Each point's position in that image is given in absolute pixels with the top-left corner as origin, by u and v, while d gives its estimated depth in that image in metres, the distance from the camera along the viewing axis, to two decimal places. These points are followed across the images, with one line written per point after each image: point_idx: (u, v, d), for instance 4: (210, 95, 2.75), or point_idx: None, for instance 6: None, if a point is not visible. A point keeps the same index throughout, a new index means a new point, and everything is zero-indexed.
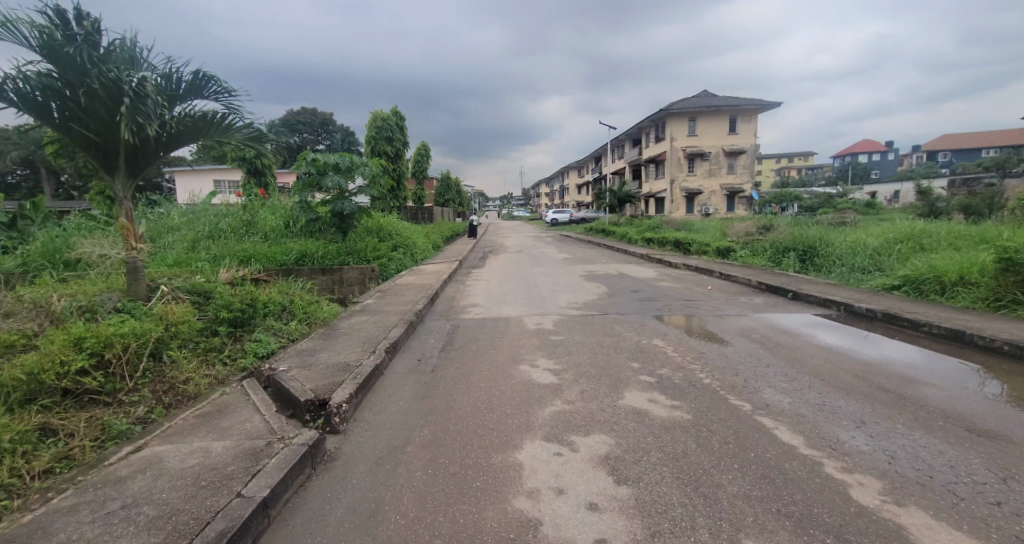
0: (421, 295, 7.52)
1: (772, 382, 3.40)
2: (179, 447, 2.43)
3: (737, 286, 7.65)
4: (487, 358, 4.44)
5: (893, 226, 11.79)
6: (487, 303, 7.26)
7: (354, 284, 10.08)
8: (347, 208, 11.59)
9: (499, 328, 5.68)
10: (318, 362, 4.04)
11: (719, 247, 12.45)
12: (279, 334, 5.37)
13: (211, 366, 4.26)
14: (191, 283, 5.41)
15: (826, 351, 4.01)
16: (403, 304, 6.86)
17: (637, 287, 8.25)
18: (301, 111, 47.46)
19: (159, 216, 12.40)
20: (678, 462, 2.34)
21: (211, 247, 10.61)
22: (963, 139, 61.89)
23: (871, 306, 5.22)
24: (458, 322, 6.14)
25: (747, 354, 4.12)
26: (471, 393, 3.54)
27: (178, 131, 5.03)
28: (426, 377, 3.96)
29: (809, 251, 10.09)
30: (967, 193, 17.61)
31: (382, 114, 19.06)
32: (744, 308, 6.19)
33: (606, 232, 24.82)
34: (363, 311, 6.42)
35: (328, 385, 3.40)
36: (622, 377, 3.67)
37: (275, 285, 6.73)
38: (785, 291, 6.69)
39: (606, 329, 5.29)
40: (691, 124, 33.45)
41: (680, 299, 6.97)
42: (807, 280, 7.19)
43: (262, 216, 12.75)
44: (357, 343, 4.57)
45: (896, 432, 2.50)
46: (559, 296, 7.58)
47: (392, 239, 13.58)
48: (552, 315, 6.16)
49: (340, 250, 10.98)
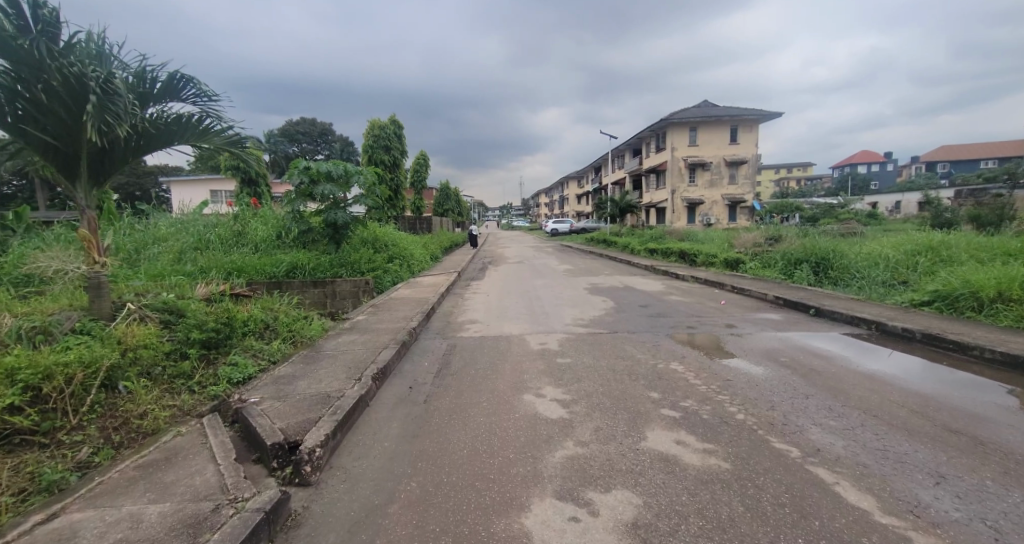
0: (416, 311, 7.06)
1: (816, 418, 2.93)
2: (102, 515, 1.95)
3: (752, 301, 7.20)
4: (486, 385, 3.96)
5: (907, 237, 11.39)
6: (487, 320, 6.80)
7: (347, 297, 9.77)
8: (340, 218, 11.21)
9: (499, 349, 5.20)
10: (294, 392, 3.57)
11: (727, 258, 12.04)
12: (258, 356, 4.93)
13: (176, 396, 3.81)
14: (163, 300, 4.97)
15: (870, 380, 3.53)
16: (396, 320, 6.40)
17: (645, 301, 7.80)
18: (301, 122, 47.72)
19: (147, 227, 12.03)
20: (725, 534, 1.88)
21: (197, 259, 10.24)
22: (961, 150, 62.02)
23: (907, 325, 4.76)
24: (455, 342, 5.67)
25: (780, 382, 3.65)
26: (469, 431, 3.06)
27: (149, 134, 4.63)
28: (417, 409, 3.48)
29: (822, 263, 9.67)
30: (975, 203, 17.29)
31: (379, 124, 18.85)
32: (765, 325, 5.74)
33: (607, 242, 24.45)
34: (352, 329, 5.95)
35: (301, 423, 2.92)
36: (642, 411, 3.19)
37: (257, 301, 6.29)
38: (806, 307, 6.25)
39: (616, 350, 4.83)
40: (692, 135, 33.33)
41: (692, 316, 6.53)
42: (828, 295, 6.73)
43: (253, 226, 12.37)
44: (341, 369, 4.10)
45: (988, 492, 2.04)
46: (564, 311, 7.12)
47: (387, 250, 13.15)
48: (557, 334, 5.68)
49: (332, 262, 10.56)
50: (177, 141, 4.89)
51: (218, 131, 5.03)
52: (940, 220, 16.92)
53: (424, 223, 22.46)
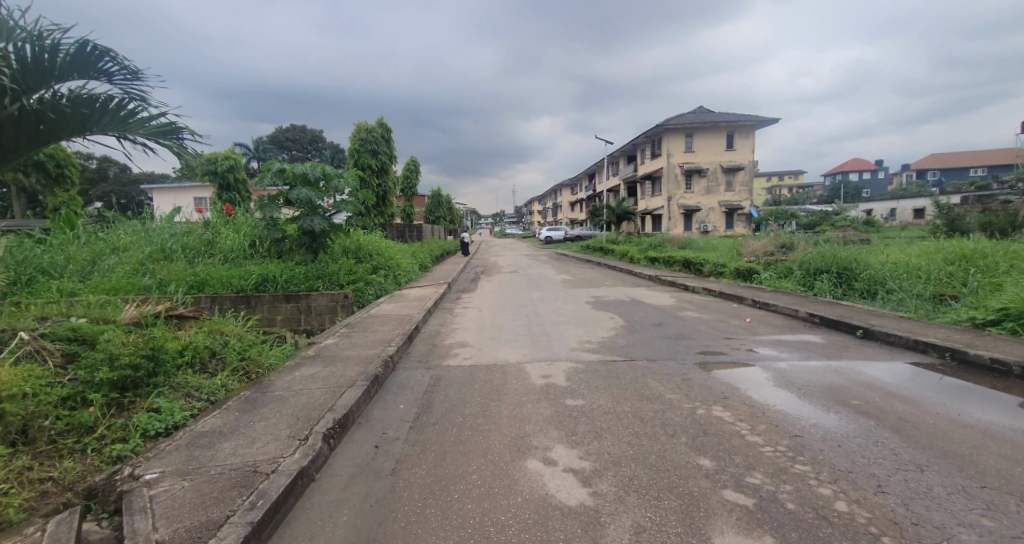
0: (396, 332, 6.08)
1: (959, 512, 1.99)
2: None
3: (781, 319, 6.36)
4: (478, 443, 3.00)
5: (927, 245, 10.68)
6: (480, 342, 5.83)
7: (324, 313, 8.96)
8: (316, 225, 10.16)
9: (494, 384, 4.25)
10: (210, 462, 2.58)
11: (738, 268, 11.21)
12: (191, 397, 3.93)
13: (54, 463, 2.81)
14: (70, 326, 3.97)
15: (996, 441, 2.62)
16: (372, 345, 5.41)
17: (660, 318, 6.88)
18: (291, 129, 46.92)
19: (106, 237, 10.99)
20: None
21: (156, 272, 9.22)
22: (950, 158, 62.56)
23: (995, 356, 3.89)
24: (440, 373, 4.70)
25: (870, 440, 2.72)
26: (449, 531, 2.08)
27: (39, 116, 3.59)
28: (380, 488, 2.50)
29: (845, 273, 8.87)
30: (981, 209, 16.77)
31: (366, 127, 17.95)
32: (809, 350, 4.86)
33: (604, 250, 23.66)
34: (316, 357, 4.94)
35: (193, 532, 1.93)
36: (696, 496, 2.25)
37: (204, 323, 5.27)
38: (852, 327, 5.37)
39: (639, 386, 3.91)
40: (689, 141, 32.86)
41: (718, 337, 5.65)
42: (870, 313, 5.89)
43: (224, 234, 11.39)
44: (286, 421, 3.12)
45: None
46: (569, 331, 6.18)
47: (372, 260, 12.13)
48: (564, 363, 4.73)
49: (308, 274, 9.54)
50: (92, 130, 3.86)
51: (144, 118, 3.96)
52: (935, 228, 16.54)
53: (414, 230, 21.44)
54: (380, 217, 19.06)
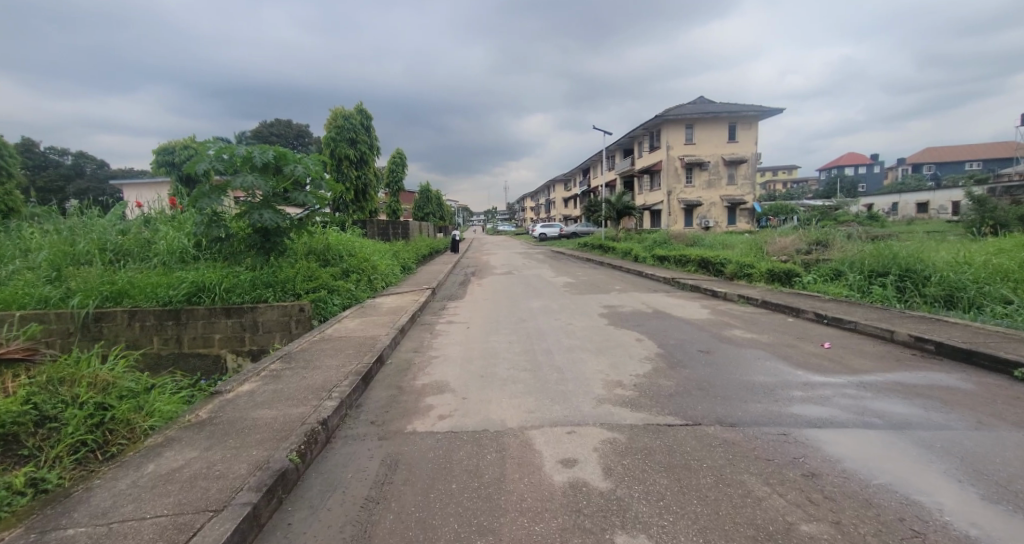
0: (348, 369, 4.33)
1: None
2: None
3: (873, 344, 4.70)
4: None
5: (992, 241, 9.10)
6: (465, 386, 4.09)
7: (274, 329, 7.17)
8: (266, 221, 8.20)
9: (482, 482, 2.52)
10: None
11: (771, 270, 9.59)
12: None
13: None
14: None
15: None
16: (304, 397, 3.63)
17: (705, 342, 5.19)
18: (275, 124, 45.02)
19: (15, 239, 9.06)
20: None
21: (63, 279, 7.40)
22: (946, 152, 61.68)
23: None
24: (398, 451, 2.96)
25: None
26: None
27: None
28: None
29: (914, 277, 7.24)
30: (1014, 202, 15.22)
31: (342, 113, 16.08)
32: (965, 401, 3.19)
33: (603, 247, 21.99)
34: (206, 425, 3.13)
35: None
36: None
37: (45, 371, 3.49)
38: (1002, 364, 3.71)
39: (739, 499, 2.21)
40: (689, 132, 31.32)
41: (804, 376, 3.95)
42: (1005, 338, 4.24)
43: (163, 233, 9.52)
44: None
45: None
46: (588, 365, 4.45)
47: (342, 263, 10.33)
48: (593, 433, 3.00)
49: (256, 282, 7.64)
50: None
51: None
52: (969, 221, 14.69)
53: (400, 228, 19.56)
54: (359, 214, 17.25)
